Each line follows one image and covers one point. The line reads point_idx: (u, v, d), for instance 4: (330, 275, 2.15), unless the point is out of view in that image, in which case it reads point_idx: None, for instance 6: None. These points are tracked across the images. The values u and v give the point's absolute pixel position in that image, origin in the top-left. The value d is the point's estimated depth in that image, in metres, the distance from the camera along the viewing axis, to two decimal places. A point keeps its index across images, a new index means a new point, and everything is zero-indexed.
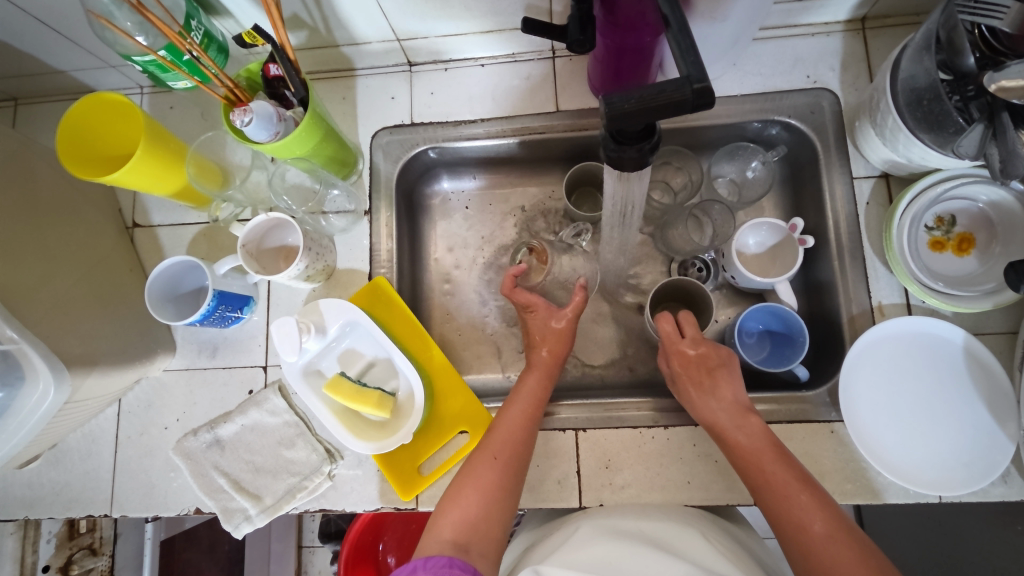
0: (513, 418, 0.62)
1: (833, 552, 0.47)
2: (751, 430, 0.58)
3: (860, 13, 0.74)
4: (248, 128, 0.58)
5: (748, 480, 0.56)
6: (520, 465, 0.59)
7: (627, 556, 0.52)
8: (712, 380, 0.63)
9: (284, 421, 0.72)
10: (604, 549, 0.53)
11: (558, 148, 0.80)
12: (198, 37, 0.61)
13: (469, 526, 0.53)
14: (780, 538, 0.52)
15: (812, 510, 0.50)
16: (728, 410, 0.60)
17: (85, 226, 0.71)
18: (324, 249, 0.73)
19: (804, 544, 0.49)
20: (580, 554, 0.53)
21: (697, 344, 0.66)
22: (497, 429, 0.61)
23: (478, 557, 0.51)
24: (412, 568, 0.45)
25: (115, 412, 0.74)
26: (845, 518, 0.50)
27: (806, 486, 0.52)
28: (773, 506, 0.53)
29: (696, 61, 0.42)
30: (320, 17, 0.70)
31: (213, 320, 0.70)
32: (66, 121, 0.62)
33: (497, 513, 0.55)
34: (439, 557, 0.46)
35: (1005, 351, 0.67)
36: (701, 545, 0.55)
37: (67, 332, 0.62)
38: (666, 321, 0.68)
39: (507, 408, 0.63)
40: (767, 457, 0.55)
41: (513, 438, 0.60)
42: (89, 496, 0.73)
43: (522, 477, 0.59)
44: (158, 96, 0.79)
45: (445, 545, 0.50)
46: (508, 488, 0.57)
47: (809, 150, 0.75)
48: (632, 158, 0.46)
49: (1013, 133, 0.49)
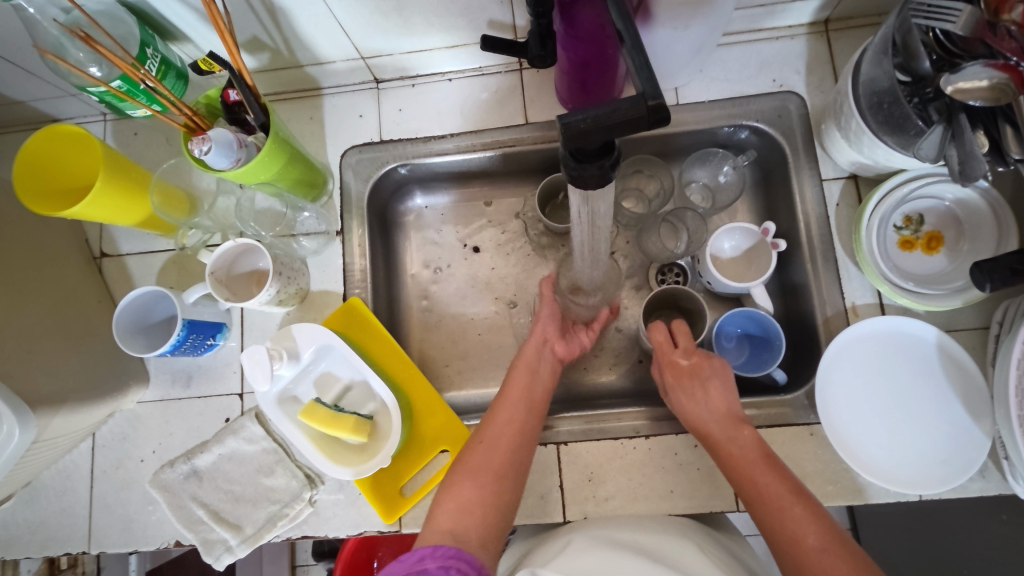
0: (507, 411, 0.61)
1: (828, 564, 0.47)
2: (744, 441, 0.58)
3: (823, 15, 0.74)
4: (207, 156, 0.57)
5: (741, 494, 0.55)
6: (519, 452, 0.58)
7: (621, 561, 0.51)
8: (704, 390, 0.63)
9: (263, 449, 0.71)
10: (598, 555, 0.53)
11: (530, 160, 0.80)
12: (155, 65, 0.60)
13: (466, 515, 0.52)
14: (774, 553, 0.51)
15: (805, 522, 0.50)
16: (720, 420, 0.61)
17: (51, 258, 0.70)
18: (296, 272, 0.72)
19: (799, 557, 0.48)
20: (576, 560, 0.53)
21: (689, 354, 0.67)
22: (492, 422, 0.60)
23: (478, 548, 0.49)
24: (419, 557, 0.45)
25: (89, 446, 0.73)
26: (839, 530, 0.50)
27: (799, 498, 0.52)
28: (766, 518, 0.52)
29: (651, 77, 0.42)
30: (281, 39, 0.69)
31: (185, 349, 0.69)
32: (36, 138, 0.61)
33: (493, 501, 0.54)
34: (446, 547, 0.46)
35: (978, 347, 0.67)
36: (690, 555, 0.54)
37: (33, 371, 0.61)
38: (660, 330, 0.69)
39: (501, 402, 0.63)
40: (760, 469, 0.55)
41: (509, 432, 0.60)
42: (65, 533, 0.71)
43: (522, 469, 0.58)
44: (121, 122, 0.78)
45: (442, 535, 0.49)
46: (505, 477, 0.56)
47: (778, 153, 0.75)
48: (593, 176, 0.46)
49: (970, 134, 0.50)
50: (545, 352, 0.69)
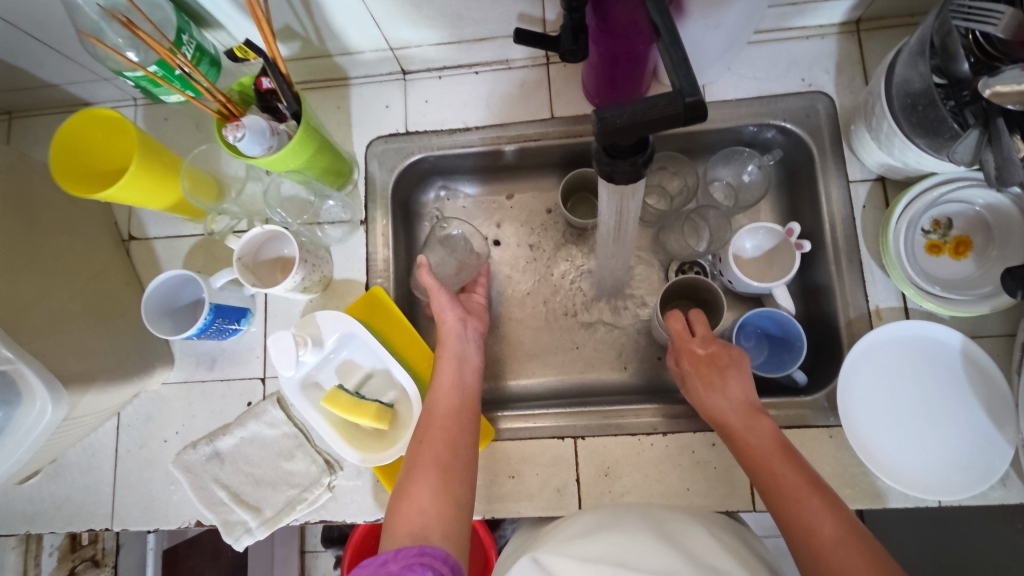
0: (441, 401, 0.62)
1: (842, 556, 0.46)
2: (761, 431, 0.58)
3: (854, 15, 0.73)
4: (241, 143, 0.57)
5: (758, 483, 0.55)
6: (459, 443, 0.59)
7: (636, 545, 0.48)
8: (722, 379, 0.63)
9: (283, 433, 0.72)
10: (612, 537, 0.51)
11: (553, 154, 0.80)
12: (189, 51, 0.61)
13: (422, 512, 0.51)
14: (793, 544, 0.50)
15: (823, 514, 0.49)
16: (738, 410, 0.60)
17: (82, 240, 0.71)
18: (320, 260, 0.73)
19: (815, 550, 0.48)
20: (582, 541, 0.51)
21: (707, 343, 0.66)
22: (430, 419, 0.61)
23: (441, 538, 0.49)
24: (383, 560, 0.46)
25: (115, 426, 0.74)
26: (857, 523, 0.49)
27: (817, 490, 0.51)
28: (783, 509, 0.51)
29: (689, 74, 0.43)
30: (313, 28, 0.70)
31: (211, 332, 0.70)
32: (68, 125, 0.62)
33: (445, 493, 0.54)
34: (409, 547, 0.47)
35: (1003, 354, 0.67)
36: (707, 540, 0.52)
37: (63, 349, 0.62)
38: (677, 320, 0.68)
39: (434, 394, 0.63)
40: (779, 460, 0.54)
41: (448, 424, 0.60)
42: (90, 510, 0.73)
43: (464, 458, 0.58)
44: (151, 107, 0.79)
45: (402, 537, 0.49)
46: (451, 467, 0.56)
47: (805, 153, 0.74)
48: (625, 172, 0.46)
49: (1008, 138, 0.50)
50: (468, 336, 0.70)
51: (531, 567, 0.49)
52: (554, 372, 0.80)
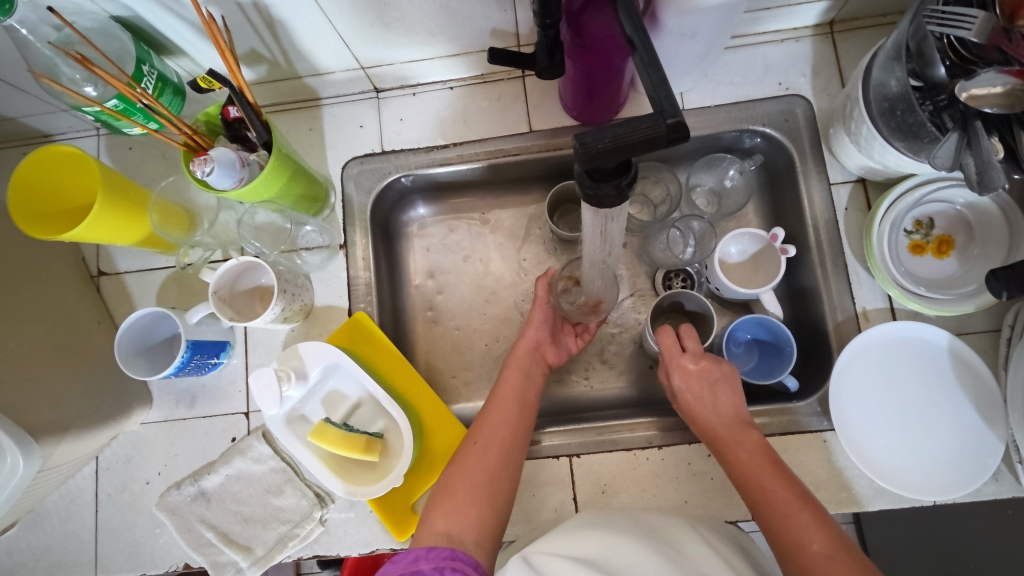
0: (506, 412, 0.61)
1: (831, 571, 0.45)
2: (749, 445, 0.57)
3: (828, 17, 0.73)
4: (209, 178, 0.56)
5: (749, 498, 0.54)
6: (513, 452, 0.58)
7: (625, 548, 0.47)
8: (711, 392, 0.62)
9: (271, 468, 0.70)
10: (601, 540, 0.49)
11: (533, 168, 0.78)
12: (151, 82, 0.59)
13: (460, 516, 0.52)
14: (779, 558, 0.49)
15: (812, 529, 0.48)
16: (726, 423, 0.60)
17: (47, 281, 0.68)
18: (300, 288, 0.71)
19: (803, 564, 0.47)
20: (569, 543, 0.49)
21: (697, 357, 0.65)
22: (488, 421, 0.60)
23: (473, 548, 0.50)
24: (414, 558, 0.44)
25: (93, 470, 0.72)
26: (846, 539, 0.48)
27: (806, 504, 0.51)
28: (771, 523, 0.51)
29: (670, 94, 0.42)
30: (279, 51, 0.68)
31: (190, 369, 0.67)
32: (27, 162, 0.60)
33: (488, 502, 0.54)
34: (441, 549, 0.45)
35: (989, 350, 0.67)
36: (703, 547, 0.50)
37: (32, 398, 0.60)
38: (667, 335, 0.67)
39: (495, 401, 0.62)
40: (765, 473, 0.54)
41: (507, 432, 0.59)
42: (71, 559, 0.70)
43: (515, 467, 0.57)
44: (114, 137, 0.76)
45: (437, 537, 0.50)
46: (500, 477, 0.56)
47: (785, 157, 0.74)
48: (609, 196, 0.45)
49: (988, 141, 0.49)
50: (538, 359, 0.69)
51: (523, 567, 0.45)
52: (547, 390, 0.78)
